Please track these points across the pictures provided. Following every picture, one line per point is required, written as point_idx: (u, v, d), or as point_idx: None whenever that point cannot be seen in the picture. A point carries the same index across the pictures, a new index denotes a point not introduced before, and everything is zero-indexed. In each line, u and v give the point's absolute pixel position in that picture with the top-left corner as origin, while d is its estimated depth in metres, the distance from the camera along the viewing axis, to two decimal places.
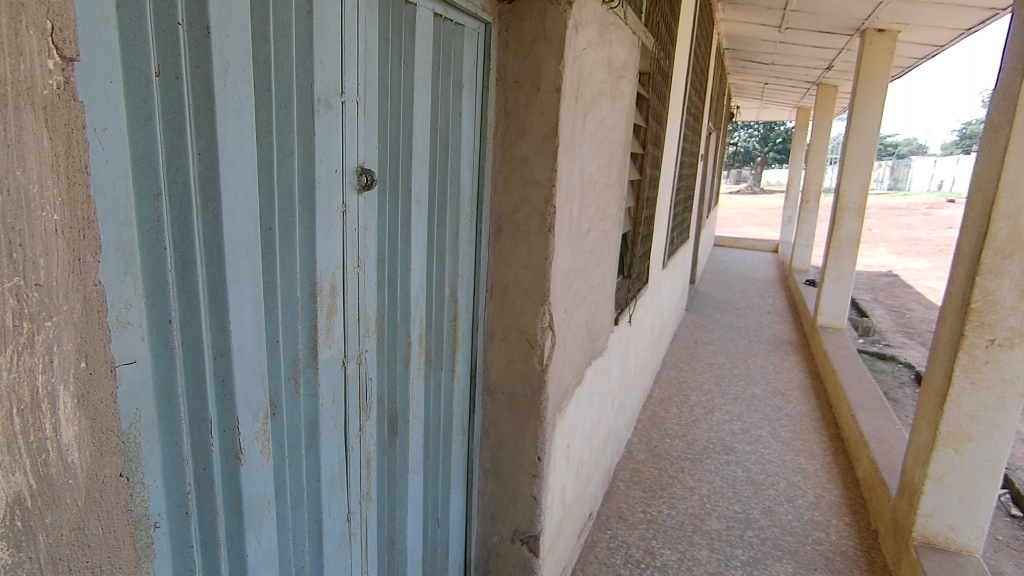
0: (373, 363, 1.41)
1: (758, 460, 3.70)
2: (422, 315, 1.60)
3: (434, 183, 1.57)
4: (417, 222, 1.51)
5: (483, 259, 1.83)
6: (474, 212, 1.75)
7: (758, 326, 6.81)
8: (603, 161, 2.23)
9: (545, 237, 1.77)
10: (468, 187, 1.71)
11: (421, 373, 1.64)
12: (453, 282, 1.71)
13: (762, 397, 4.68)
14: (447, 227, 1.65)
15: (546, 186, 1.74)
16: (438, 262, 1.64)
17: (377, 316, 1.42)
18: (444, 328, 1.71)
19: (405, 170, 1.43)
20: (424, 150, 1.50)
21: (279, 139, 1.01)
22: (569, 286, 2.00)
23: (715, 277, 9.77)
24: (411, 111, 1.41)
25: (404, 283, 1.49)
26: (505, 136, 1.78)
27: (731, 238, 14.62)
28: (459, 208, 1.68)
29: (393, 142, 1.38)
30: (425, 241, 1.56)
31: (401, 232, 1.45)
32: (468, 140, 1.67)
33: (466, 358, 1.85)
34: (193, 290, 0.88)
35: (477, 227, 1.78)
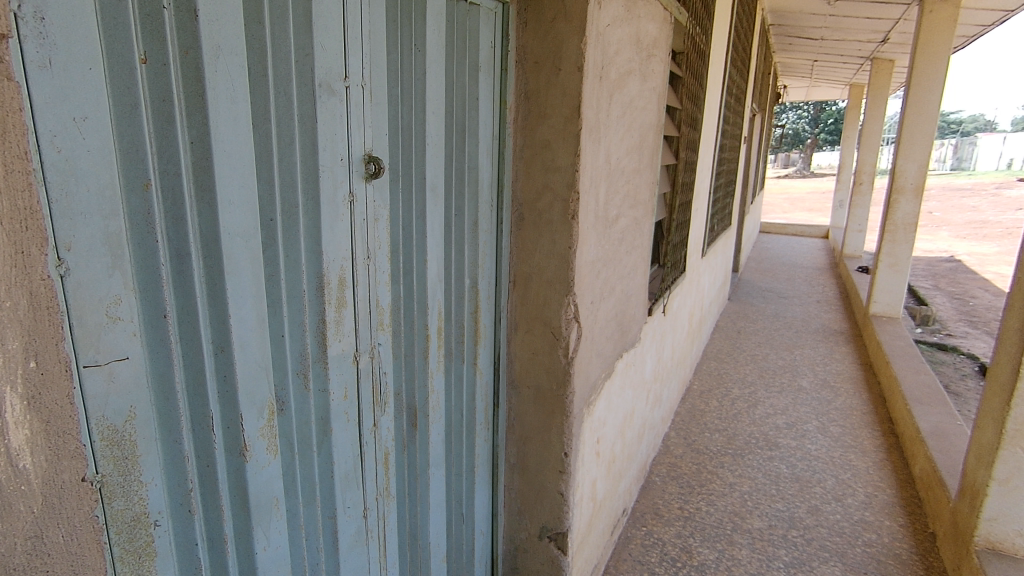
0: (388, 356, 1.38)
1: (804, 456, 3.53)
2: (440, 307, 1.57)
3: (450, 171, 1.52)
4: (433, 211, 1.47)
5: (504, 248, 1.77)
6: (494, 201, 1.70)
7: (806, 316, 6.52)
8: (632, 144, 2.13)
9: (569, 225, 1.70)
10: (487, 175, 1.65)
11: (440, 366, 1.60)
12: (472, 273, 1.67)
13: (809, 390, 4.47)
14: (465, 217, 1.60)
15: (569, 172, 1.67)
16: (455, 253, 1.59)
17: (391, 308, 1.38)
18: (464, 321, 1.67)
19: (417, 158, 1.39)
20: (439, 137, 1.45)
21: (278, 127, 0.98)
22: (595, 276, 1.92)
23: (760, 265, 9.42)
24: (423, 97, 1.36)
25: (419, 275, 1.46)
26: (525, 121, 1.71)
27: (778, 225, 14.08)
28: (478, 197, 1.63)
29: (404, 128, 1.33)
30: (441, 231, 1.52)
31: (415, 222, 1.41)
32: (487, 126, 1.62)
33: (489, 351, 1.81)
34: (189, 285, 0.86)
35: (497, 216, 1.73)
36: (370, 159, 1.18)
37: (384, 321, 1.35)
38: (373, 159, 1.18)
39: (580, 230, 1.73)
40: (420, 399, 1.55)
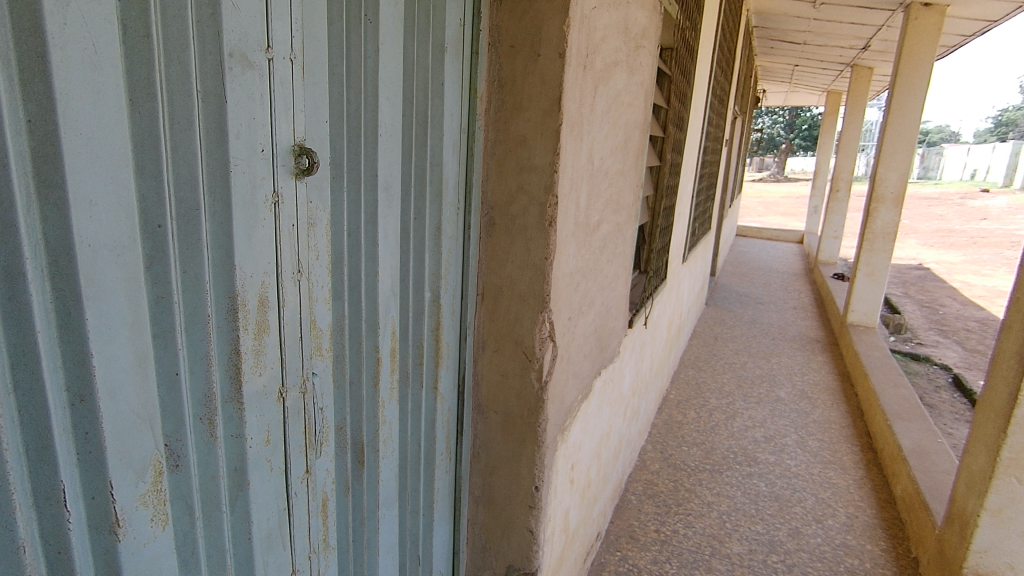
0: (327, 386, 1.16)
1: (784, 473, 3.41)
2: (393, 326, 1.35)
3: (408, 166, 1.30)
4: (386, 215, 1.25)
5: (472, 257, 1.56)
6: (460, 202, 1.48)
7: (782, 322, 6.46)
8: (617, 143, 1.94)
9: (546, 233, 1.50)
10: (454, 172, 1.44)
11: (393, 393, 1.39)
12: (434, 285, 1.45)
13: (787, 402, 4.37)
14: (426, 221, 1.38)
15: (547, 172, 1.47)
16: (414, 262, 1.38)
17: (331, 329, 1.16)
18: (423, 340, 1.46)
19: (367, 152, 1.17)
20: (394, 128, 1.23)
21: (169, 106, 0.75)
22: (574, 289, 1.72)
23: (737, 269, 9.38)
24: (375, 78, 1.14)
25: (367, 288, 1.24)
26: (499, 112, 1.50)
27: (754, 228, 14.12)
28: (441, 198, 1.41)
29: (349, 115, 1.11)
30: (395, 238, 1.30)
31: (362, 226, 1.19)
32: (454, 117, 1.40)
33: (453, 373, 1.59)
34: (26, 316, 0.63)
35: (465, 220, 1.51)
36: (304, 151, 0.95)
37: (322, 346, 1.13)
38: (306, 150, 0.95)
39: (558, 238, 1.53)
40: (367, 432, 1.33)
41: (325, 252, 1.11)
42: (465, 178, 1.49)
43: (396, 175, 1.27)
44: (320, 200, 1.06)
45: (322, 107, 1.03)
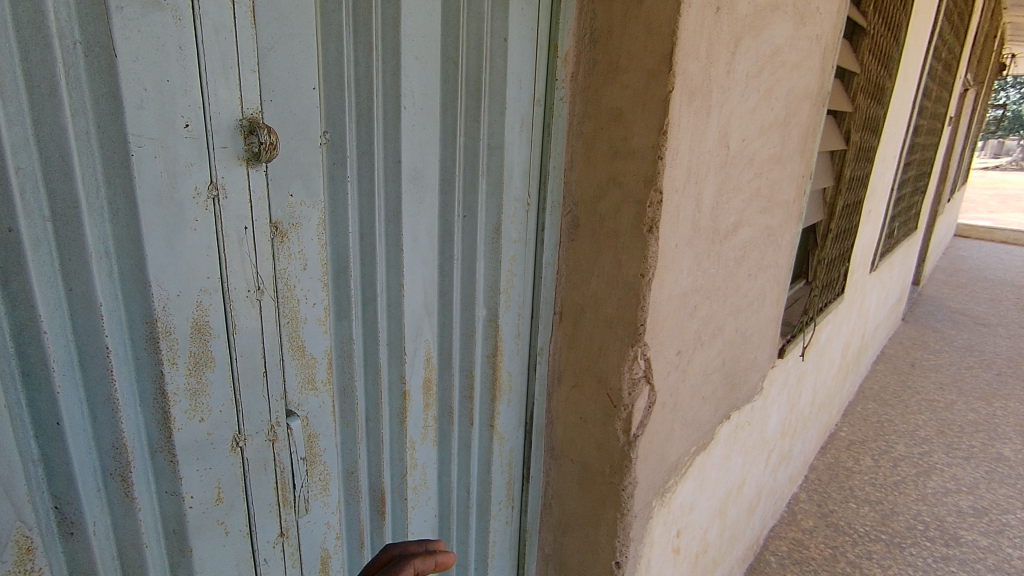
0: (325, 426, 0.92)
1: (1001, 566, 2.53)
2: (429, 349, 1.08)
3: (450, 147, 1.00)
4: (414, 213, 0.97)
5: (547, 265, 1.22)
6: (531, 196, 1.15)
7: (1015, 353, 5.01)
8: (773, 117, 1.43)
9: (643, 241, 1.10)
10: (522, 156, 1.10)
11: (428, 431, 1.12)
12: (490, 301, 1.14)
13: (1014, 465, 3.30)
14: (480, 219, 1.07)
15: (650, 158, 1.05)
16: (459, 272, 1.08)
17: (331, 355, 0.92)
18: (474, 367, 1.16)
19: (383, 130, 0.89)
20: (426, 97, 0.94)
21: (22, 62, 0.54)
22: (689, 314, 1.29)
23: (952, 278, 7.59)
24: (391, 31, 0.86)
25: (387, 305, 0.98)
26: (590, 76, 1.12)
27: (982, 228, 11.42)
28: (503, 187, 1.08)
29: (352, 79, 0.84)
30: (430, 241, 1.02)
31: (377, 226, 0.92)
32: (523, 83, 1.06)
33: (517, 409, 1.28)
34: None
35: (537, 218, 1.18)
36: (259, 126, 0.71)
37: (316, 379, 0.89)
38: (258, 122, 0.71)
39: (663, 247, 1.12)
40: (390, 477, 1.08)
41: (318, 258, 0.86)
42: (539, 165, 1.15)
43: (433, 160, 0.98)
44: (309, 191, 0.82)
45: (307, 68, 0.78)
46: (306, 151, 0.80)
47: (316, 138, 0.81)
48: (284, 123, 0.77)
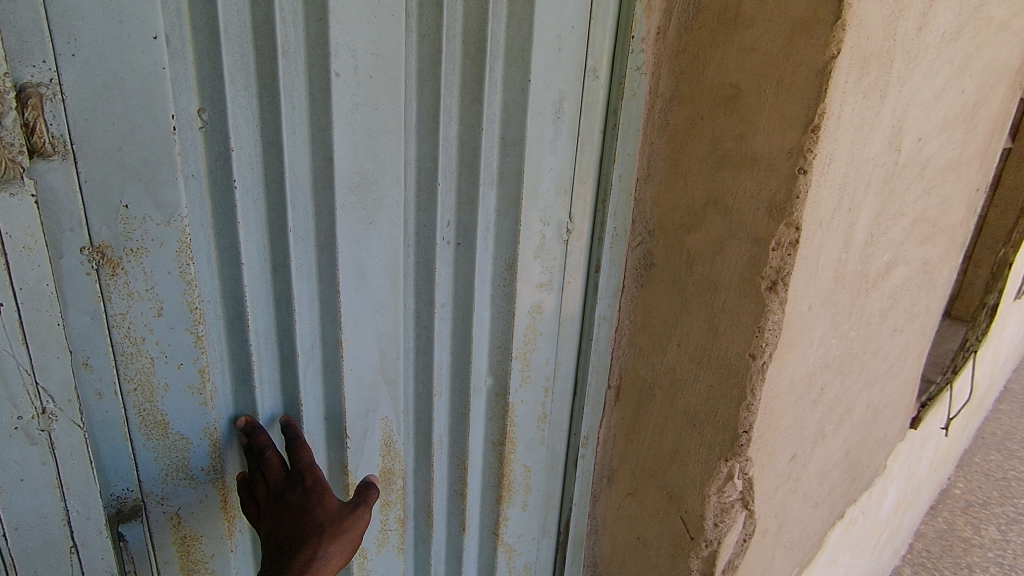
0: (212, 526, 0.63)
1: None
2: (396, 434, 0.74)
3: (429, 140, 0.64)
4: (360, 238, 0.62)
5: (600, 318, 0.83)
6: (574, 217, 0.76)
7: None
8: (963, 104, 0.96)
9: (759, 305, 0.67)
10: (555, 155, 0.72)
11: (389, 535, 0.77)
12: (498, 370, 0.78)
13: None
14: (481, 251, 0.71)
15: (785, 170, 0.62)
16: (445, 324, 0.73)
17: (222, 440, 0.61)
18: (471, 457, 0.81)
19: (303, 107, 0.56)
20: (382, 60, 0.58)
21: None
22: (813, 399, 0.86)
23: None
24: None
25: (319, 368, 0.65)
26: (688, 38, 0.71)
27: None
28: (524, 205, 0.71)
29: (239, 26, 0.51)
30: (393, 280, 0.66)
31: (297, 253, 0.59)
32: (568, 43, 0.67)
33: (541, 512, 0.91)
34: None
35: (582, 247, 0.79)
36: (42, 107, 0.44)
37: (192, 466, 0.60)
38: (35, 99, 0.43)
39: (791, 314, 0.69)
40: None
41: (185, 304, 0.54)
42: (588, 170, 0.76)
43: (397, 160, 0.62)
44: (159, 203, 0.51)
45: (140, 6, 0.46)
46: (147, 139, 0.49)
47: (167, 117, 0.49)
48: (102, 98, 0.46)
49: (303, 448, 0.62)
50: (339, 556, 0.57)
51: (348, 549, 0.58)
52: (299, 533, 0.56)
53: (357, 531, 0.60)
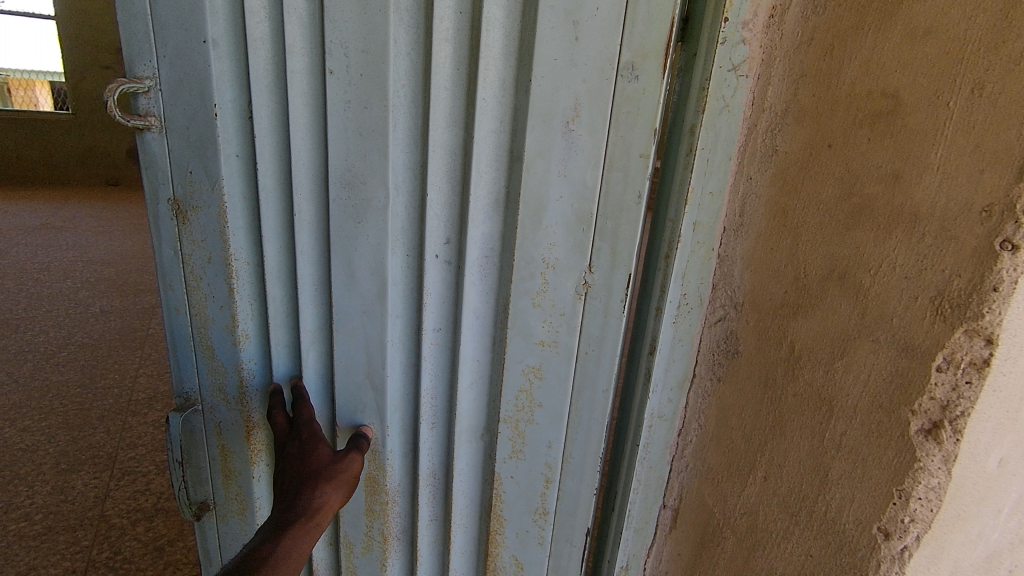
0: (244, 437, 1.06)
1: None
2: (384, 359, 0.98)
3: (419, 138, 0.86)
4: (349, 203, 0.90)
5: (670, 352, 0.89)
6: (594, 268, 0.86)
7: None
8: None
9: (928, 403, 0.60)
10: (561, 189, 0.83)
11: (378, 477, 1.08)
12: (489, 347, 0.96)
13: None
14: (471, 248, 0.90)
15: (980, 252, 0.56)
16: (432, 290, 0.93)
17: (253, 319, 0.99)
18: (459, 411, 1.01)
19: (306, 90, 0.86)
20: (369, 57, 0.82)
21: None
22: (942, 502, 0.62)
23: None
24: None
25: (317, 283, 0.97)
26: (818, 115, 0.72)
27: None
28: (522, 224, 0.86)
29: (259, 40, 0.84)
30: (381, 235, 0.91)
31: (300, 210, 0.92)
32: (581, 55, 0.77)
33: (534, 499, 1.04)
34: None
35: (608, 283, 0.87)
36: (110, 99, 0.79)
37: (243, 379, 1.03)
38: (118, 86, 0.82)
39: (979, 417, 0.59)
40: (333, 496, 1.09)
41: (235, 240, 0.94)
42: (622, 209, 0.83)
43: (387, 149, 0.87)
44: (207, 173, 0.90)
45: (196, 26, 0.82)
46: (200, 118, 0.87)
47: (211, 105, 0.86)
48: (182, 95, 0.86)
49: (302, 406, 0.98)
50: (334, 494, 0.92)
51: (339, 491, 0.93)
52: (303, 478, 0.91)
53: (345, 476, 0.95)
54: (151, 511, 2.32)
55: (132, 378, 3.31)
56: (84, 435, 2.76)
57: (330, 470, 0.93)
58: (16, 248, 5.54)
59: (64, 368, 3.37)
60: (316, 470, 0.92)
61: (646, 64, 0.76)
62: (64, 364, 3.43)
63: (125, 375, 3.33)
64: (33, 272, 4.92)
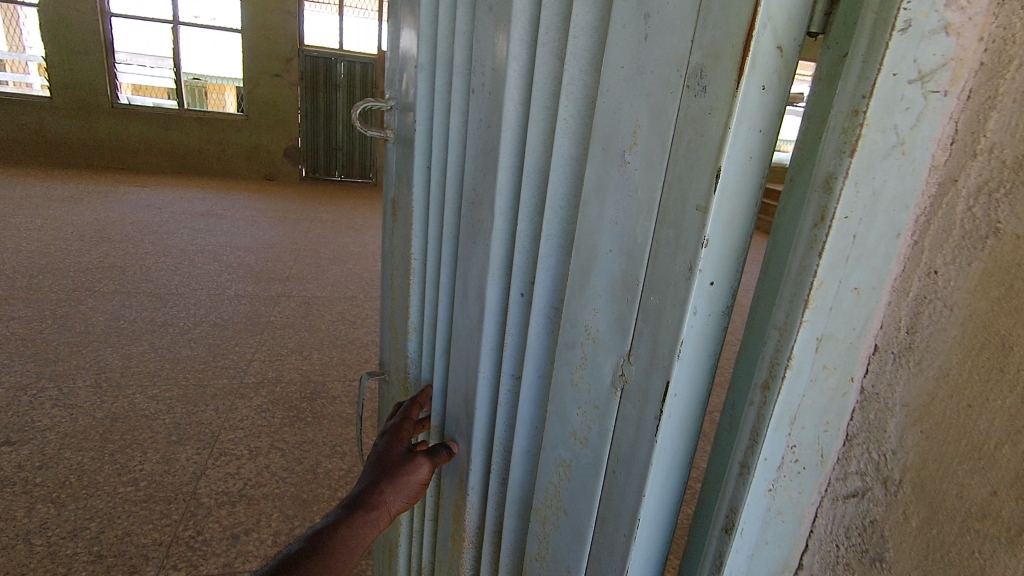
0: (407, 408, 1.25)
1: None
2: (473, 391, 0.93)
3: (515, 165, 0.79)
4: (472, 223, 0.91)
5: (763, 533, 0.60)
6: (629, 361, 0.62)
7: None
8: None
9: None
10: (613, 243, 0.63)
11: (461, 505, 1.05)
12: (539, 412, 0.82)
13: None
14: (536, 299, 0.78)
15: None
16: (511, 335, 0.84)
17: (416, 309, 1.15)
18: (511, 475, 0.89)
19: (460, 111, 0.93)
20: (496, 76, 0.81)
21: None
22: None
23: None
24: (473, 19, 0.88)
25: (449, 292, 1.03)
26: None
27: None
28: (571, 278, 0.70)
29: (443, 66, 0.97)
30: (483, 261, 0.87)
31: (446, 222, 1.00)
32: (647, 61, 0.57)
33: None
34: None
35: (643, 386, 0.60)
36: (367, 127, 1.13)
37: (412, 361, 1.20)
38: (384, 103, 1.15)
39: None
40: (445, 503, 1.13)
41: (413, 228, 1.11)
42: (669, 281, 0.56)
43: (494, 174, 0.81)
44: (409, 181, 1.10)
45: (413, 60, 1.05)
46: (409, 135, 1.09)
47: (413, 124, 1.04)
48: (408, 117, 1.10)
49: (414, 405, 1.09)
50: (394, 495, 0.95)
51: (401, 493, 0.95)
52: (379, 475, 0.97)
53: (412, 480, 0.97)
54: (236, 496, 2.41)
55: (246, 362, 3.56)
56: (196, 410, 2.98)
57: (400, 472, 0.97)
58: (182, 230, 6.30)
59: (195, 344, 3.71)
60: (389, 468, 0.97)
61: (718, 69, 0.49)
62: (195, 340, 3.77)
63: (241, 358, 3.59)
64: (190, 253, 5.53)
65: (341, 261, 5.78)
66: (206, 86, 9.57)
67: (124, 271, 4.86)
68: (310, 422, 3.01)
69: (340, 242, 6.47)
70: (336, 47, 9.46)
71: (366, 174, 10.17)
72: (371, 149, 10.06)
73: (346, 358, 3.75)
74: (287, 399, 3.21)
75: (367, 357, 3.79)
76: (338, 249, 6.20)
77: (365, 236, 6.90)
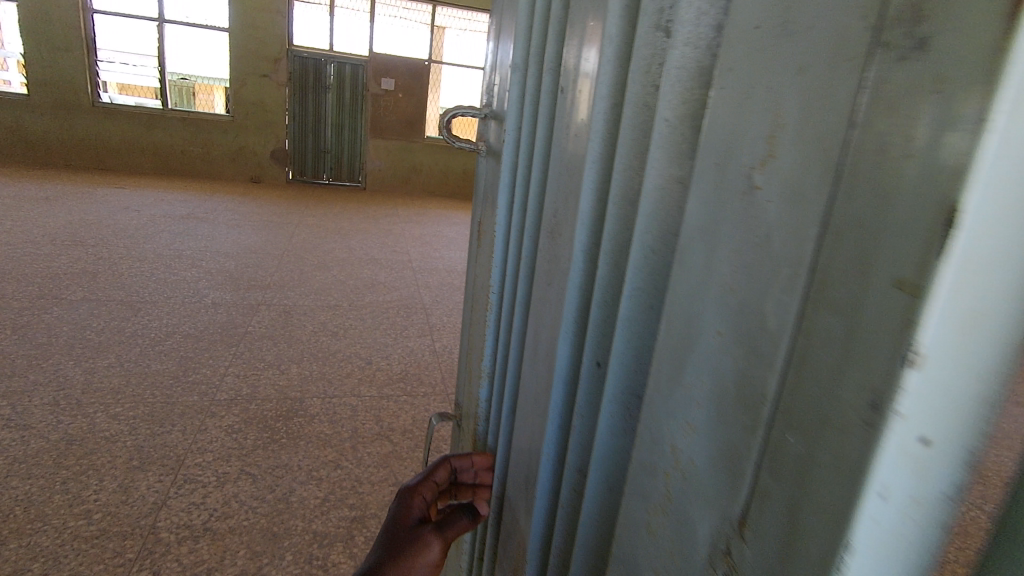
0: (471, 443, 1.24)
1: None
2: (540, 445, 0.88)
3: (595, 211, 0.74)
4: (547, 264, 0.86)
5: None
6: (744, 485, 0.48)
7: None
8: None
9: None
10: (734, 332, 0.49)
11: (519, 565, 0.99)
12: (613, 489, 0.74)
13: None
14: (615, 362, 0.70)
15: None
16: (584, 395, 0.77)
17: (492, 340, 1.13)
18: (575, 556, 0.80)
19: (541, 149, 0.91)
20: (581, 115, 0.77)
21: None
22: None
23: None
24: (560, 52, 0.85)
25: (520, 333, 1.00)
26: None
27: None
28: (664, 354, 0.59)
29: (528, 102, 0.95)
30: (558, 310, 0.82)
31: (522, 262, 0.98)
32: (780, 66, 0.44)
33: None
34: None
35: (766, 537, 0.45)
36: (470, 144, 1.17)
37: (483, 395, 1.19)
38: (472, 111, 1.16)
39: None
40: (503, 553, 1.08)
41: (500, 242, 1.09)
42: (831, 400, 0.39)
43: (576, 207, 0.77)
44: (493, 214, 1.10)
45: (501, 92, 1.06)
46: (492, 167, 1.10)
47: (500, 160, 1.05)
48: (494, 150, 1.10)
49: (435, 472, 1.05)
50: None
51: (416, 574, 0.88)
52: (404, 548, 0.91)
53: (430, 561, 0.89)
54: (199, 530, 2.20)
55: (219, 377, 3.34)
56: (161, 431, 2.77)
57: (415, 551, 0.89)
58: (160, 233, 6.04)
59: (165, 357, 3.48)
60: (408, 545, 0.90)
61: (936, 59, 0.32)
62: (166, 352, 3.54)
63: (214, 373, 3.37)
64: (167, 258, 5.28)
65: (325, 267, 5.56)
66: (194, 85, 9.19)
67: (96, 276, 4.63)
68: (285, 444, 2.80)
69: (325, 248, 6.25)
70: (326, 48, 9.21)
71: (355, 178, 9.95)
72: (360, 152, 9.83)
73: (327, 372, 3.54)
74: (262, 418, 3.00)
75: (349, 371, 3.58)
76: (322, 255, 5.97)
77: (352, 241, 6.68)
